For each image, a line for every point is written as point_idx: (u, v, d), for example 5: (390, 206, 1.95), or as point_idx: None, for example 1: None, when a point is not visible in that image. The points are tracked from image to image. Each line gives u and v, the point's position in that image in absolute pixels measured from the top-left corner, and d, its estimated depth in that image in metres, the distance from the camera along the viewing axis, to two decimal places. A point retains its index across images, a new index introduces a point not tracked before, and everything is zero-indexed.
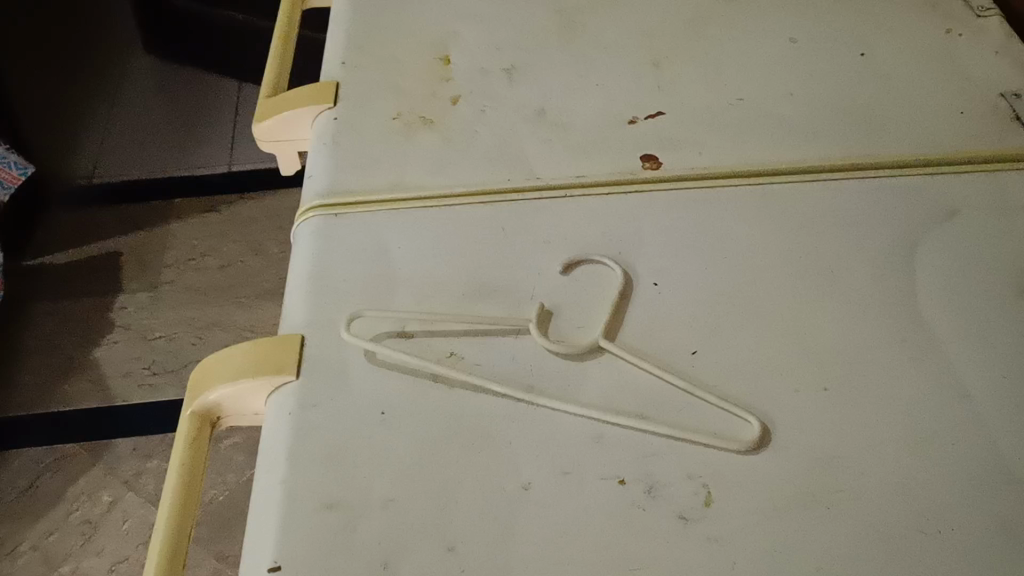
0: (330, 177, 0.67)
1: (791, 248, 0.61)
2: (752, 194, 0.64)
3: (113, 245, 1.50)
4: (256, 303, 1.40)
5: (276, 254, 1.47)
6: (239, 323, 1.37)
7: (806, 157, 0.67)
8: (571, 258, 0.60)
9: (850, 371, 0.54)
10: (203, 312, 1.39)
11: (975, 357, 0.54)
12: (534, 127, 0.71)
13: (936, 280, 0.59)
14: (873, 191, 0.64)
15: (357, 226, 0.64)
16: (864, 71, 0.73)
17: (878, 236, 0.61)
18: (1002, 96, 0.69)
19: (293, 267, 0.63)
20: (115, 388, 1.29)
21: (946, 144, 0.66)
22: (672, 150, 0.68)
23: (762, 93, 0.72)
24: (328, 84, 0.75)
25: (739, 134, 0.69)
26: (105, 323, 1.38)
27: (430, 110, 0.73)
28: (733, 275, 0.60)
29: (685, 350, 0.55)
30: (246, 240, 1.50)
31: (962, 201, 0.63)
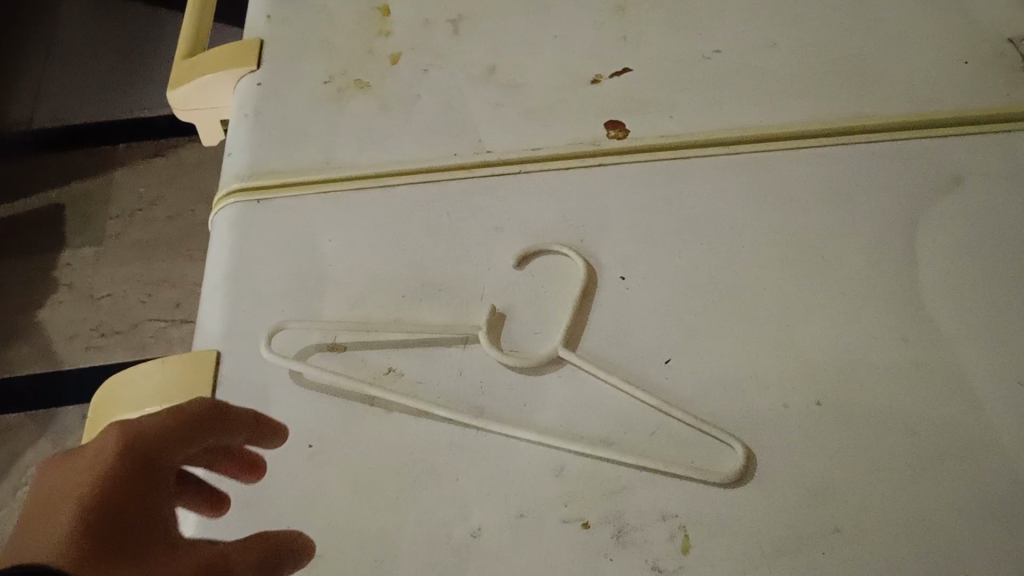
0: (250, 158, 0.59)
1: (777, 226, 0.53)
2: (732, 163, 0.56)
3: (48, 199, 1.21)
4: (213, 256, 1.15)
5: None
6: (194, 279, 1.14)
7: (791, 119, 0.59)
8: (524, 250, 0.52)
9: (846, 379, 0.47)
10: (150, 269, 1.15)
11: (990, 356, 0.47)
12: (484, 88, 0.63)
13: (943, 262, 0.51)
14: (868, 157, 0.56)
15: (281, 213, 0.56)
16: (855, 15, 0.65)
17: (876, 211, 0.54)
18: (1008, 42, 0.62)
19: (210, 263, 0.56)
20: (60, 352, 1.10)
21: (949, 100, 0.59)
22: (640, 114, 0.60)
23: (740, 45, 0.64)
24: (249, 43, 0.66)
25: (714, 95, 0.61)
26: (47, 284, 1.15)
27: (366, 70, 0.65)
28: (712, 261, 0.52)
29: (656, 359, 0.48)
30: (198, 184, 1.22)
31: (969, 167, 0.55)
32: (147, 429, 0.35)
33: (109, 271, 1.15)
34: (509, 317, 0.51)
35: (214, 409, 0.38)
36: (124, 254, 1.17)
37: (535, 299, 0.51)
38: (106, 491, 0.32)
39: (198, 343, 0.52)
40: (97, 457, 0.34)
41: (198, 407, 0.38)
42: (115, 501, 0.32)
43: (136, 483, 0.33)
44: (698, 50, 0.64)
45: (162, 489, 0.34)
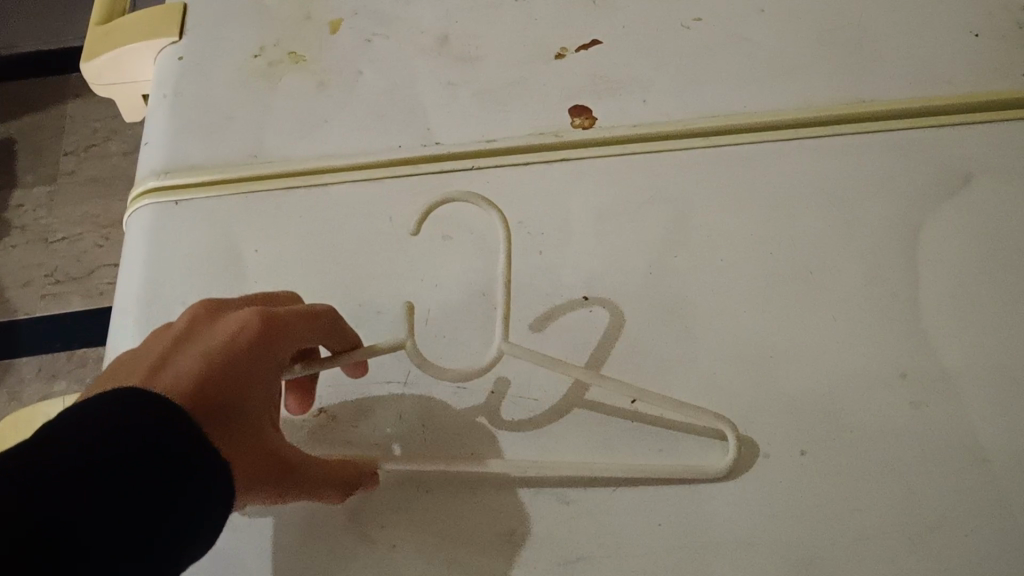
0: (168, 150, 0.53)
1: (760, 237, 0.47)
2: (711, 158, 0.50)
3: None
4: None
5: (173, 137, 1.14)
6: None
7: (777, 103, 0.52)
8: (433, 199, 0.38)
9: (834, 424, 0.42)
10: (108, 207, 1.11)
11: (995, 399, 0.42)
12: (435, 61, 0.56)
13: (947, 281, 0.45)
14: (864, 152, 0.50)
15: (202, 219, 0.50)
16: None
17: (871, 217, 0.48)
18: None
19: (123, 274, 0.50)
20: (13, 301, 1.06)
21: (957, 81, 0.52)
22: (609, 96, 0.53)
23: (725, 9, 0.57)
24: (172, 9, 0.59)
25: (694, 72, 0.54)
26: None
27: (302, 40, 0.57)
28: (685, 279, 0.46)
29: (622, 400, 0.43)
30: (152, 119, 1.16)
31: (978, 163, 0.49)
32: (286, 323, 0.36)
33: (62, 210, 1.10)
34: (454, 346, 0.45)
35: (342, 321, 0.39)
36: (82, 191, 1.12)
37: (487, 327, 0.46)
38: (229, 358, 0.33)
39: None
40: (233, 324, 0.35)
41: (330, 317, 0.38)
42: (242, 373, 0.33)
43: (264, 369, 0.34)
44: (677, 16, 0.57)
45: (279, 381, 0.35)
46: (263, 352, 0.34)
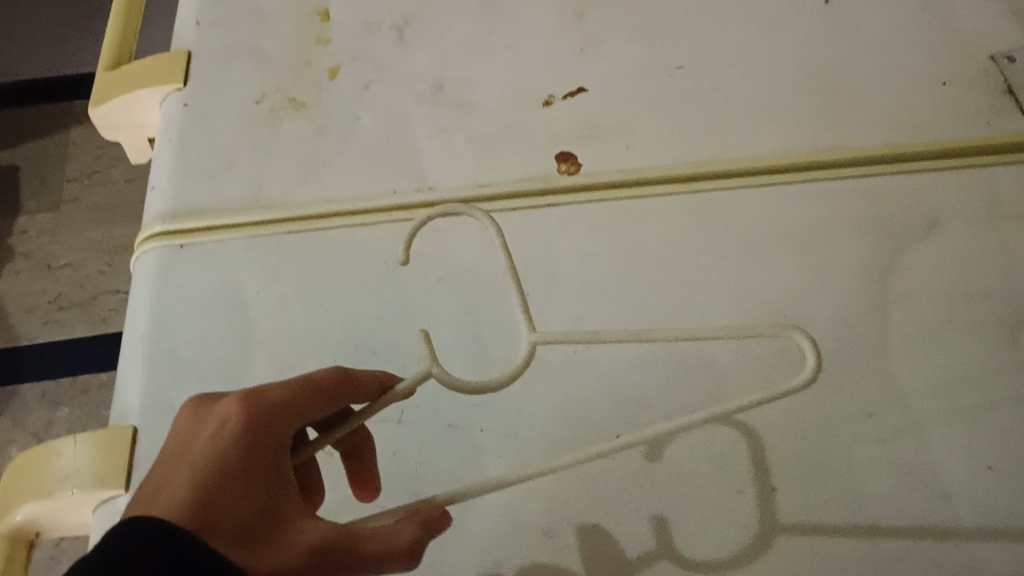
0: (174, 195, 0.56)
1: (738, 280, 0.50)
2: (691, 202, 0.53)
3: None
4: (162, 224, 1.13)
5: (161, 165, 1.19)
6: None
7: (755, 150, 0.55)
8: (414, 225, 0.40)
9: (807, 461, 0.44)
10: (111, 233, 1.14)
11: (956, 437, 0.44)
12: (429, 108, 0.58)
13: (914, 322, 0.48)
14: (837, 197, 0.52)
15: (205, 263, 0.52)
16: (830, 23, 0.60)
17: (844, 260, 0.50)
18: (992, 59, 0.58)
19: (129, 317, 0.52)
20: (17, 327, 1.08)
21: (926, 128, 0.55)
22: (594, 142, 0.56)
23: (707, 57, 0.59)
24: (177, 56, 0.62)
25: (676, 119, 0.57)
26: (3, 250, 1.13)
27: (302, 86, 0.60)
28: (666, 320, 0.49)
29: (605, 435, 0.45)
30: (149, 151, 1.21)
31: (945, 208, 0.52)
32: (277, 397, 0.33)
33: (67, 238, 1.13)
34: (447, 386, 0.47)
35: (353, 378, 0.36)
36: (84, 218, 1.15)
37: (479, 367, 0.48)
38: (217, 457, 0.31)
39: (115, 411, 0.49)
40: (219, 420, 0.33)
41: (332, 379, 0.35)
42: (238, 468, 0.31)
43: (261, 454, 0.32)
44: (661, 64, 0.59)
45: (286, 463, 0.32)
46: (257, 437, 0.32)
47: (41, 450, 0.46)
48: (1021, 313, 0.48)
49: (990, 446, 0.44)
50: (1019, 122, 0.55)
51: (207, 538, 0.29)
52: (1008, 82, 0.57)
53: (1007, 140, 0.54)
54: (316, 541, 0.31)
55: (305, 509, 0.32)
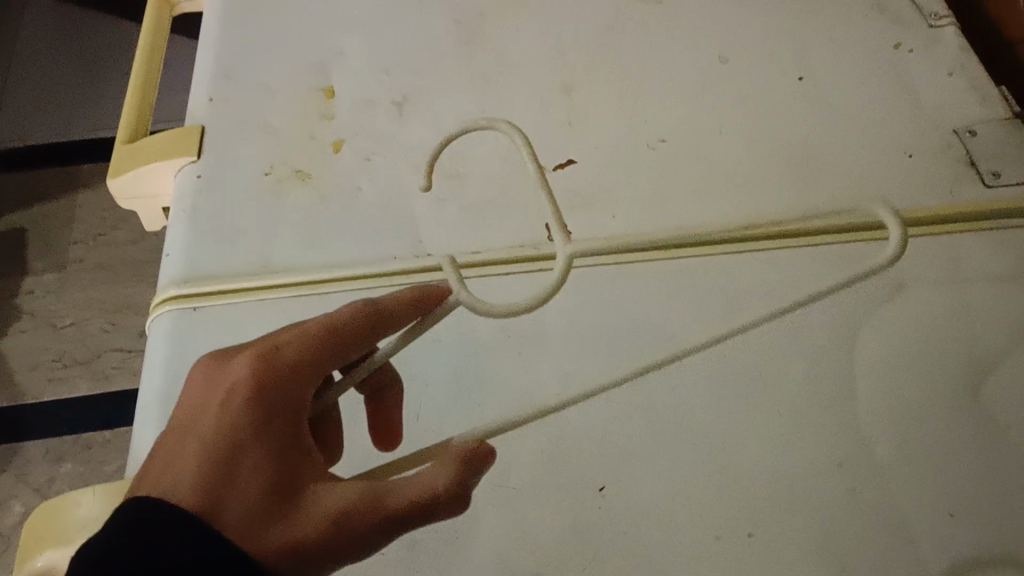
0: (187, 261, 0.59)
1: (716, 340, 0.53)
2: (673, 266, 0.56)
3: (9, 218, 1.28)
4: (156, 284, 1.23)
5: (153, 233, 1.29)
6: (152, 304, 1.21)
7: (732, 218, 0.59)
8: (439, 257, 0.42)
9: (779, 510, 0.47)
10: (112, 294, 1.23)
11: (920, 488, 0.47)
12: (426, 178, 0.62)
13: (881, 379, 0.51)
14: (809, 262, 0.56)
15: (216, 325, 0.56)
16: (802, 100, 0.65)
17: (816, 321, 0.53)
18: (955, 132, 0.62)
19: (144, 376, 0.55)
20: (22, 384, 1.15)
21: (891, 198, 0.59)
22: (581, 211, 0.60)
23: (688, 131, 0.64)
24: (191, 129, 0.66)
25: (658, 189, 0.61)
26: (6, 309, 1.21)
27: (308, 158, 0.64)
28: (648, 375, 0.52)
29: (591, 487, 0.48)
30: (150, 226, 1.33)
31: (911, 272, 0.55)
32: (287, 362, 0.39)
33: (70, 296, 1.22)
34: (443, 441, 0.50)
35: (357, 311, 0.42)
36: (83, 278, 1.24)
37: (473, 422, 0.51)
38: (232, 426, 0.37)
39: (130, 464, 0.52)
40: (232, 383, 0.38)
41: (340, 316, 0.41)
42: (252, 435, 0.37)
43: (271, 422, 0.38)
44: (645, 137, 0.63)
45: (295, 430, 0.38)
46: (266, 407, 0.38)
47: (62, 501, 0.49)
48: (979, 372, 0.51)
49: (950, 497, 0.47)
50: (979, 192, 0.59)
51: (227, 506, 0.35)
52: (970, 154, 0.61)
53: (967, 207, 0.58)
54: (329, 503, 0.37)
55: (318, 475, 0.38)
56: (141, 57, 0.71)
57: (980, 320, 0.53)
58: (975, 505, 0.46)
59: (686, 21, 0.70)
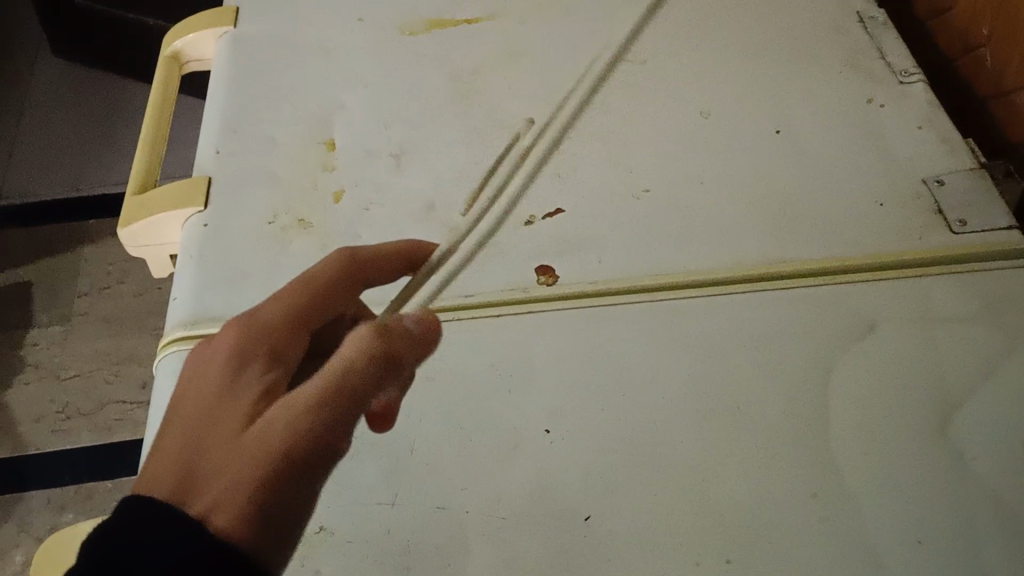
0: (194, 304, 0.62)
1: (696, 378, 0.56)
2: (656, 309, 0.59)
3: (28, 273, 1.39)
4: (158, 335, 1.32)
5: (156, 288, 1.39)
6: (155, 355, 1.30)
7: (713, 262, 0.62)
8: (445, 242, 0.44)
9: (756, 537, 0.49)
10: (117, 346, 1.31)
11: (889, 515, 0.50)
12: (422, 226, 0.65)
13: (853, 414, 0.53)
14: (785, 304, 0.59)
15: None
16: (780, 152, 0.68)
17: (792, 359, 0.56)
18: (924, 182, 0.65)
19: (152, 411, 0.58)
20: (26, 436, 1.21)
21: (863, 244, 0.62)
22: (569, 257, 0.63)
23: (671, 181, 0.67)
24: (199, 180, 0.69)
25: (643, 236, 0.64)
26: (16, 361, 1.29)
27: (309, 207, 0.67)
28: (632, 411, 0.55)
29: (577, 516, 0.51)
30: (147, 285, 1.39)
31: (882, 313, 0.58)
32: (253, 324, 0.44)
33: (76, 349, 1.30)
34: (437, 472, 0.53)
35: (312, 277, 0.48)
36: (93, 330, 1.33)
37: (464, 455, 0.53)
38: (206, 385, 0.42)
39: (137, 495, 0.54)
40: (210, 354, 0.44)
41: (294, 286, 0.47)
42: (223, 387, 0.42)
43: (241, 375, 0.42)
44: (630, 188, 0.67)
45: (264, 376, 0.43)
46: (235, 362, 0.43)
47: (71, 531, 0.52)
48: (946, 406, 0.54)
49: (918, 523, 0.49)
50: (946, 237, 0.62)
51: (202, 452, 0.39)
52: (938, 203, 0.64)
53: (934, 253, 0.61)
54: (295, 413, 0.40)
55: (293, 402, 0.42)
56: (151, 113, 0.75)
57: (947, 358, 0.56)
58: (943, 531, 0.49)
59: (668, 79, 0.74)
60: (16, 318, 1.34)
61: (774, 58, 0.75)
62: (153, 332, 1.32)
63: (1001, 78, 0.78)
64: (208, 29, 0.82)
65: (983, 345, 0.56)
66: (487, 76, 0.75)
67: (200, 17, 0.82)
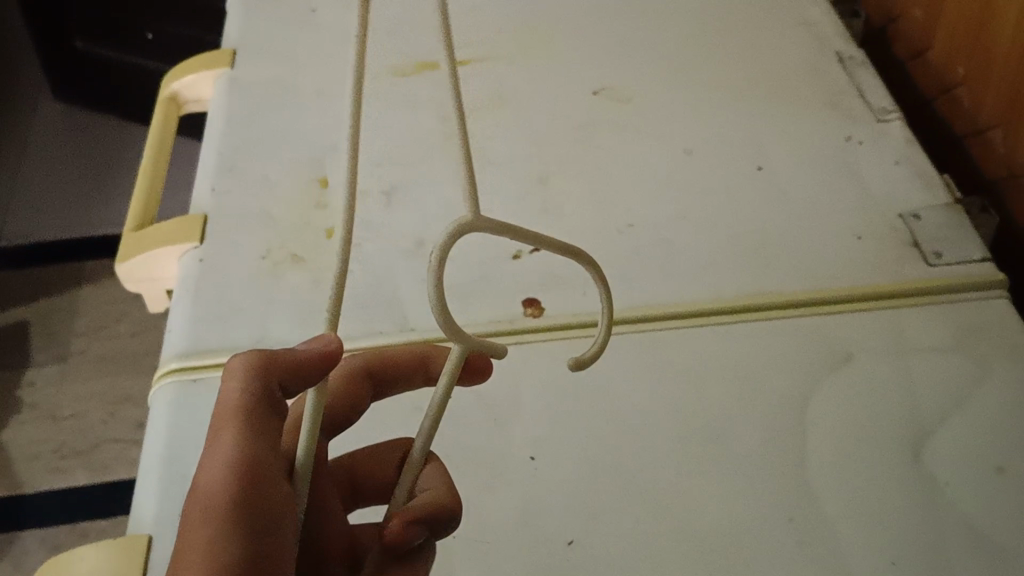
0: (189, 336, 0.64)
1: (678, 407, 0.57)
2: (639, 340, 0.61)
3: (26, 313, 1.41)
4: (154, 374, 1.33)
5: (153, 326, 1.40)
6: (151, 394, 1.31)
7: (694, 294, 0.63)
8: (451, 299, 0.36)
9: (737, 562, 0.50)
10: (113, 385, 1.32)
11: (864, 540, 0.51)
12: (411, 261, 0.67)
13: (830, 442, 0.55)
14: (764, 335, 0.60)
15: (213, 394, 0.60)
16: (760, 188, 0.70)
17: (771, 388, 0.58)
18: (900, 217, 0.67)
19: (146, 441, 0.59)
20: (21, 474, 1.22)
21: (841, 276, 0.64)
22: (555, 289, 0.64)
23: (654, 217, 0.69)
24: (195, 217, 0.71)
25: (626, 269, 0.65)
26: (12, 400, 1.30)
27: (302, 243, 0.69)
28: (615, 439, 0.56)
29: (560, 541, 0.52)
30: (143, 323, 1.41)
31: (858, 343, 0.60)
32: None
33: (73, 388, 1.31)
34: None
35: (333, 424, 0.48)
36: (89, 369, 1.34)
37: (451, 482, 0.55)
38: None
39: (130, 522, 0.55)
40: None
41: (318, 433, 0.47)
42: None
43: None
44: (614, 223, 0.69)
45: None
46: None
47: (65, 556, 0.53)
48: (921, 434, 0.55)
49: (892, 547, 0.50)
50: (922, 269, 0.63)
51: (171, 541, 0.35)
52: (913, 237, 0.66)
53: (910, 285, 0.62)
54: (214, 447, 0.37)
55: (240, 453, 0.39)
56: (150, 153, 0.77)
57: (923, 387, 0.57)
58: (916, 555, 0.50)
59: (652, 118, 0.76)
60: (14, 357, 1.35)
61: (756, 98, 0.78)
62: (150, 370, 1.34)
63: (977, 117, 0.80)
64: (205, 71, 0.84)
65: (957, 374, 0.58)
66: (477, 116, 0.78)
67: (198, 60, 0.85)
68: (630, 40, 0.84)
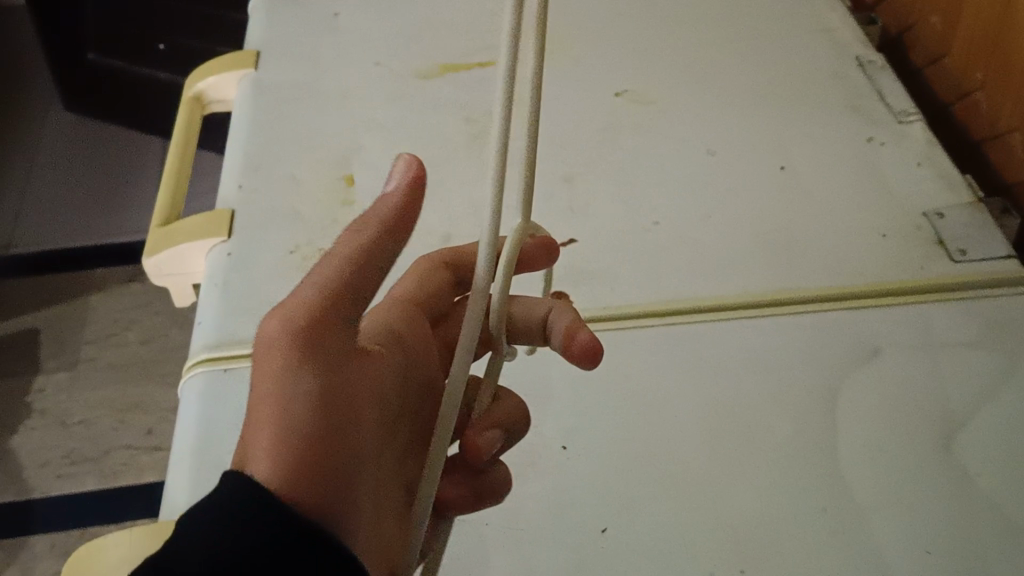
0: (219, 328, 0.64)
1: (707, 400, 0.58)
2: (668, 335, 0.61)
3: (34, 320, 1.41)
4: (165, 381, 1.33)
5: (165, 333, 1.40)
6: (163, 401, 1.31)
7: (722, 290, 0.64)
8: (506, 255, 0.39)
9: (771, 552, 0.51)
10: (123, 392, 1.32)
11: (897, 529, 0.51)
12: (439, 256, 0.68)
13: (861, 433, 0.55)
14: (791, 329, 0.61)
15: (245, 382, 0.60)
16: (784, 186, 0.71)
17: (800, 380, 0.58)
18: (924, 216, 0.67)
19: (178, 429, 0.59)
20: (31, 480, 1.22)
21: (867, 273, 0.64)
22: (583, 285, 0.65)
23: (679, 214, 0.69)
24: (223, 212, 0.71)
25: (653, 265, 0.66)
26: (22, 407, 1.30)
27: (330, 239, 0.69)
28: (646, 431, 0.56)
29: (594, 529, 0.52)
30: (154, 330, 1.41)
31: (885, 337, 0.60)
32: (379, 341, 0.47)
33: (82, 395, 1.31)
34: None
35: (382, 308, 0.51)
36: (100, 376, 1.34)
37: None
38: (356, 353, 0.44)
39: (164, 509, 0.55)
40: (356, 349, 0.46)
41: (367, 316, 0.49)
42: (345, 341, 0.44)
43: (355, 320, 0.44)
44: (640, 220, 0.69)
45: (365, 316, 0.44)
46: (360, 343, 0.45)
47: (98, 541, 0.53)
48: (950, 425, 0.55)
49: (926, 534, 0.51)
50: (947, 267, 0.64)
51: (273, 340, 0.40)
52: (938, 234, 0.66)
53: (937, 282, 0.63)
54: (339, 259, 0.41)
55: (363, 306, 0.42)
56: (175, 151, 0.77)
57: (951, 380, 0.57)
58: (951, 544, 0.50)
59: (673, 119, 0.77)
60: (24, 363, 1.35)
61: (777, 101, 0.78)
62: (161, 377, 1.34)
63: (995, 120, 0.81)
64: (229, 73, 0.85)
65: (986, 368, 0.58)
66: (501, 117, 0.78)
67: (222, 62, 0.85)
68: (651, 45, 0.85)
